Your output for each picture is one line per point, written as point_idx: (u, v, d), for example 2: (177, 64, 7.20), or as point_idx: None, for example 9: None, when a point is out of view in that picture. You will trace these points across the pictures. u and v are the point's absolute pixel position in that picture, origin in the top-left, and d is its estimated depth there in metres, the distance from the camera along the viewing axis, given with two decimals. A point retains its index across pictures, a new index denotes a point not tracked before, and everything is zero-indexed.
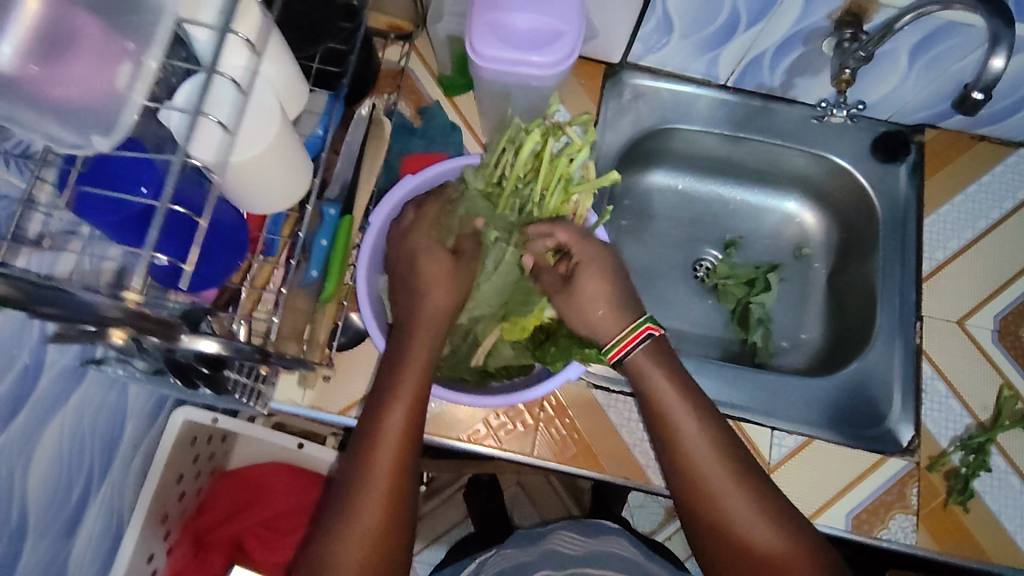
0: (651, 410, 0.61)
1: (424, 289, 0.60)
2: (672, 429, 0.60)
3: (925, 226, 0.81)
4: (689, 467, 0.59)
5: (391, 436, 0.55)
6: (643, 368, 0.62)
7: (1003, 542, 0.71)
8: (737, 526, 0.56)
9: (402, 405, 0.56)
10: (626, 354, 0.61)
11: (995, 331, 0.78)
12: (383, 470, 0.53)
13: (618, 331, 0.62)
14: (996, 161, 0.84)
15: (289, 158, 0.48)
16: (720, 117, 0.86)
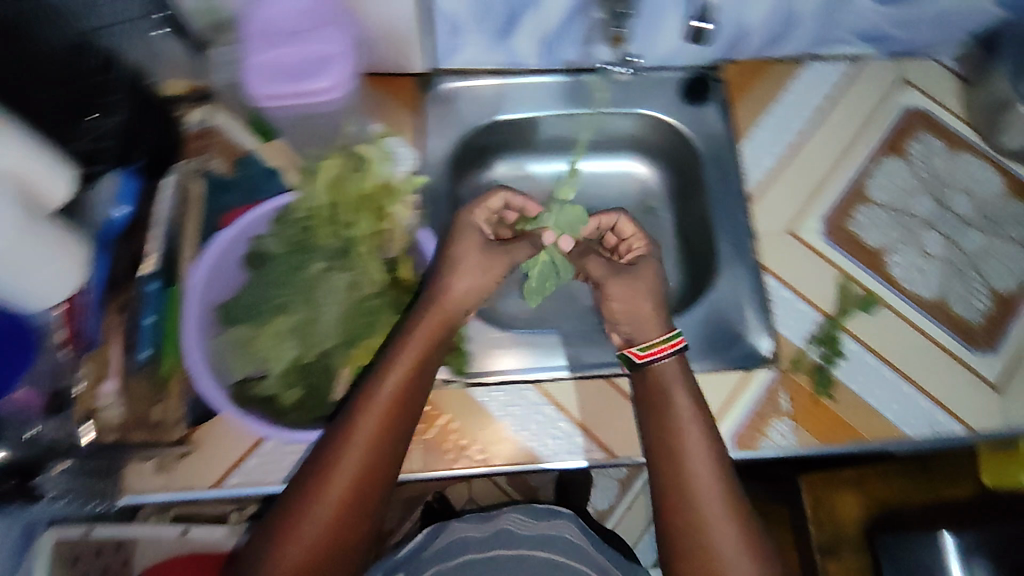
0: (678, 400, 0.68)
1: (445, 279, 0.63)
2: (694, 413, 0.68)
3: (742, 152, 0.86)
4: (694, 441, 0.66)
5: (356, 454, 0.56)
6: (672, 370, 0.70)
7: (873, 419, 0.76)
8: (711, 497, 0.63)
9: (372, 417, 0.57)
10: (661, 357, 0.71)
11: (823, 230, 0.83)
12: (342, 478, 0.56)
13: (657, 334, 0.73)
14: (793, 77, 0.90)
15: (44, 242, 0.58)
16: (536, 97, 0.88)
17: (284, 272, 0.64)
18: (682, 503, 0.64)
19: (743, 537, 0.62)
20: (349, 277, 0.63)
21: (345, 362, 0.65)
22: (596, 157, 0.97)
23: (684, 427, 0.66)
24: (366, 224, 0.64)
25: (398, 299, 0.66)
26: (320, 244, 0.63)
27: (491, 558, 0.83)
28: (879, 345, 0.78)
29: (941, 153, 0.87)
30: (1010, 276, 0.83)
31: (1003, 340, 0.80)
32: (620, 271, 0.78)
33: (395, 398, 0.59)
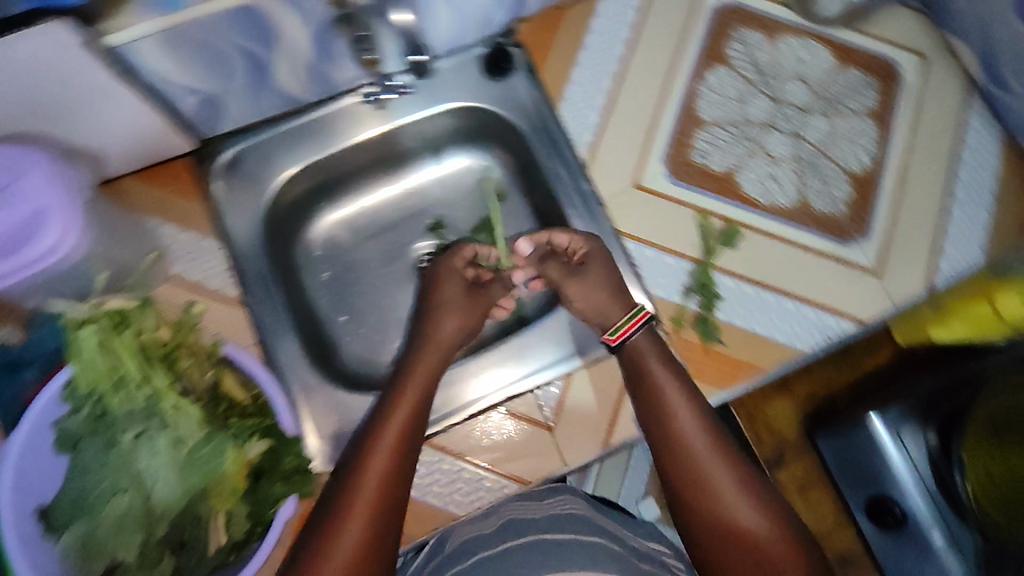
0: (658, 373, 0.67)
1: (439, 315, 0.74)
2: (680, 390, 0.67)
3: (562, 116, 0.80)
4: (687, 416, 0.66)
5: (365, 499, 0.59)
6: (646, 346, 0.69)
7: (768, 347, 0.74)
8: (724, 471, 0.64)
9: (367, 488, 0.59)
10: (628, 338, 0.69)
11: (667, 172, 0.79)
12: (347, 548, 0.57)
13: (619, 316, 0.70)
14: (592, 14, 0.83)
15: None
16: (335, 129, 0.79)
17: (100, 456, 0.56)
18: (679, 461, 0.65)
19: (747, 490, 0.64)
20: (172, 437, 0.56)
21: (209, 513, 0.58)
22: (427, 161, 0.88)
23: (674, 404, 0.66)
24: (160, 374, 0.56)
25: (237, 430, 0.58)
26: (125, 412, 0.56)
27: (525, 546, 0.66)
28: (753, 271, 0.76)
29: (762, 45, 0.83)
30: (862, 153, 0.80)
31: (872, 221, 0.78)
32: (569, 274, 0.74)
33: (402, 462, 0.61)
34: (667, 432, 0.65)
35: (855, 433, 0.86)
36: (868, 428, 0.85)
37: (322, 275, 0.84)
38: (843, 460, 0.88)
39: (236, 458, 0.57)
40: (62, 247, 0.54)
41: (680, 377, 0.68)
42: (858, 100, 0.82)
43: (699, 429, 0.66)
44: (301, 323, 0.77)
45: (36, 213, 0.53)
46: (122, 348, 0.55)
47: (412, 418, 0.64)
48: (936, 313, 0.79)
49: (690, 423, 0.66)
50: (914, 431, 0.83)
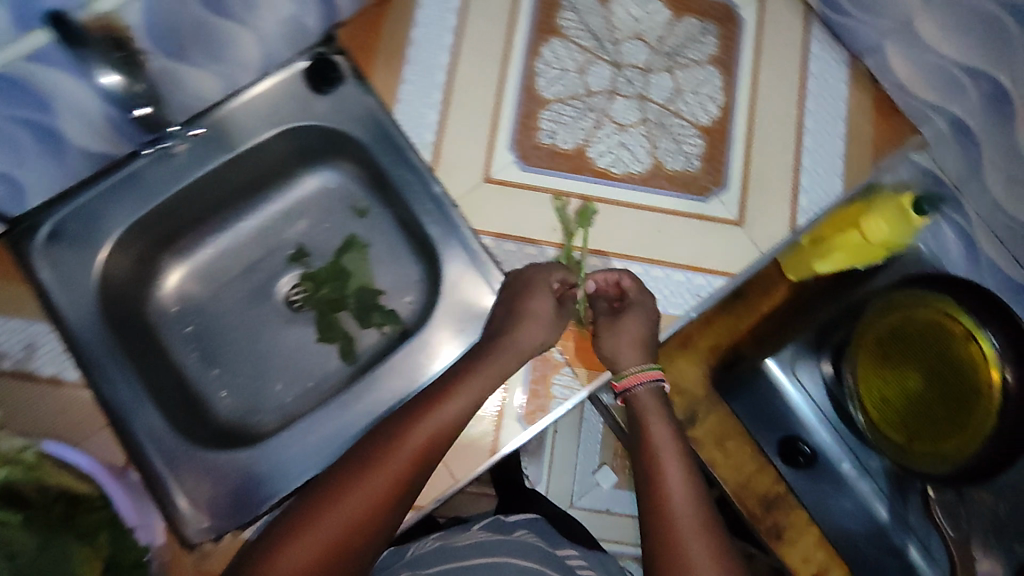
0: (656, 430, 0.66)
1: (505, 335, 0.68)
2: (676, 452, 0.64)
3: (398, 120, 0.76)
4: (675, 474, 0.62)
5: None
6: (653, 402, 0.68)
7: None
8: (694, 527, 0.58)
9: (351, 505, 0.58)
10: (635, 386, 0.68)
11: (516, 159, 0.76)
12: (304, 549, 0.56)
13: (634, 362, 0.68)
14: (412, 7, 0.78)
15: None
16: (161, 178, 0.74)
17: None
18: (652, 479, 0.62)
19: (717, 559, 0.56)
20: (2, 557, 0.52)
21: None
22: (275, 189, 0.83)
23: (665, 462, 0.63)
24: None
25: (79, 528, 0.56)
26: None
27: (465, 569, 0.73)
28: (618, 246, 0.74)
29: (594, 9, 0.80)
30: (708, 104, 0.78)
31: (728, 172, 0.77)
32: (607, 316, 0.71)
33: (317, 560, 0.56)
34: (644, 450, 0.65)
35: (756, 382, 0.89)
36: (767, 376, 0.88)
37: (185, 330, 0.80)
38: (756, 416, 0.89)
39: (85, 556, 0.55)
40: None
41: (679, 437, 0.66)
42: (699, 48, 0.80)
43: (684, 489, 0.61)
44: (163, 387, 0.73)
45: None
46: None
47: (383, 503, 0.59)
48: (817, 248, 0.80)
49: (670, 456, 0.64)
50: (811, 369, 0.86)
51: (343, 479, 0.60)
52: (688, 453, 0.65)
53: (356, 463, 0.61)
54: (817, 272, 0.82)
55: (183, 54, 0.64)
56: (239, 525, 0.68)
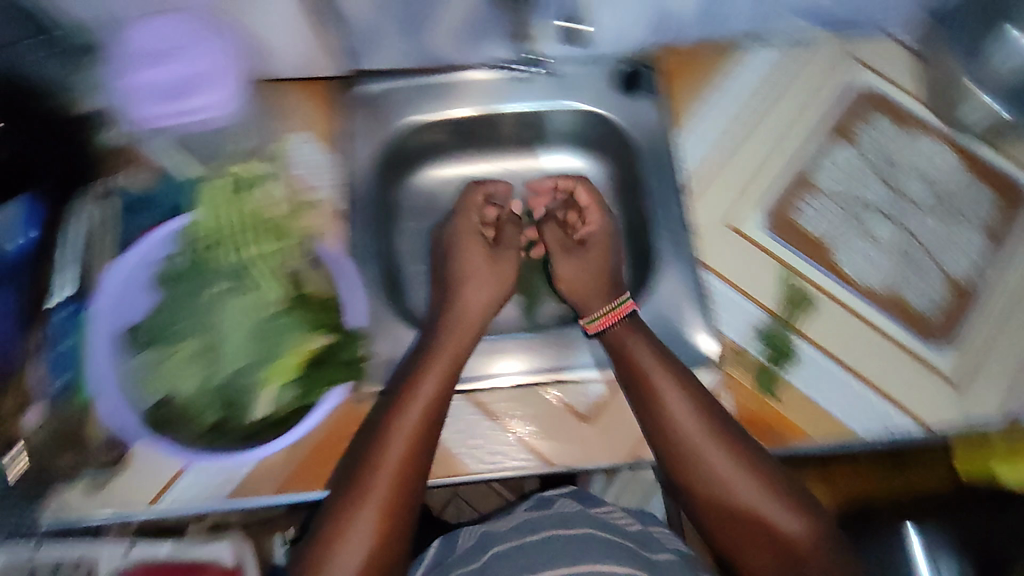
0: (661, 384, 0.70)
1: (466, 283, 0.76)
2: (682, 396, 0.69)
3: (681, 141, 0.83)
4: (688, 413, 0.69)
5: (387, 472, 0.62)
6: (632, 335, 0.73)
7: (822, 418, 0.73)
8: (744, 474, 0.67)
9: (385, 476, 0.61)
10: (612, 325, 0.74)
11: (765, 222, 0.80)
12: (375, 503, 0.61)
13: (598, 308, 0.76)
14: (735, 61, 0.86)
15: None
16: (458, 97, 0.86)
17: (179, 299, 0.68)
18: (665, 431, 0.69)
19: (763, 485, 0.67)
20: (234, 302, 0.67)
21: (260, 382, 0.66)
22: (536, 152, 0.94)
23: (671, 414, 0.69)
24: (252, 247, 0.69)
25: (303, 317, 0.68)
26: (219, 268, 0.68)
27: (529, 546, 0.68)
28: (828, 342, 0.75)
29: (892, 135, 0.84)
30: (963, 260, 0.79)
31: (960, 331, 0.76)
32: (565, 244, 0.84)
33: (409, 446, 0.62)
34: (648, 400, 0.70)
35: (891, 549, 0.82)
36: (907, 552, 0.81)
37: (415, 222, 0.90)
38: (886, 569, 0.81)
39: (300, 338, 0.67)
40: (205, 114, 0.76)
41: (689, 391, 0.70)
42: (979, 211, 0.81)
43: (704, 430, 0.69)
44: (383, 255, 0.83)
45: (193, 81, 0.75)
46: (237, 208, 0.69)
47: (449, 377, 0.67)
48: (1007, 450, 0.73)
49: (687, 414, 0.69)
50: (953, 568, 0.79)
51: (411, 379, 0.66)
52: (701, 395, 0.70)
53: (378, 427, 0.64)
54: (995, 476, 0.74)
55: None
56: None
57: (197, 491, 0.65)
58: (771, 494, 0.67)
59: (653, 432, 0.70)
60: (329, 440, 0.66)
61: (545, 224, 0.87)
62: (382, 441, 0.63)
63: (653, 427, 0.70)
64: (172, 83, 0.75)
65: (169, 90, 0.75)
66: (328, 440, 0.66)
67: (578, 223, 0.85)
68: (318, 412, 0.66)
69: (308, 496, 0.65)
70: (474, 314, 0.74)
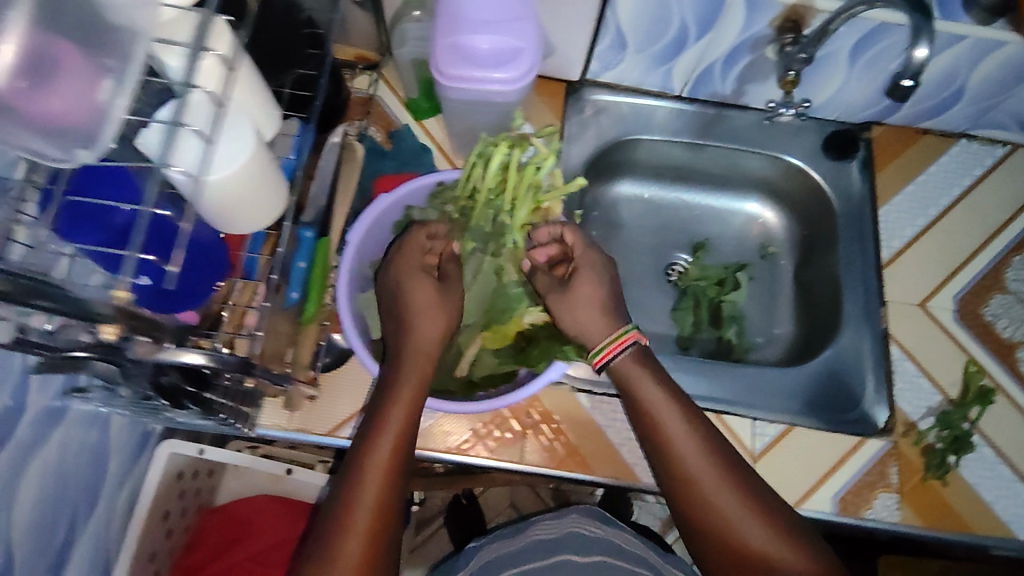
0: (656, 408, 0.61)
1: (413, 315, 0.62)
2: (684, 424, 0.61)
3: (881, 216, 0.85)
4: (686, 438, 0.60)
5: (364, 506, 0.54)
6: (638, 368, 0.63)
7: (986, 516, 0.73)
8: (757, 525, 0.57)
9: (382, 468, 0.56)
10: (612, 358, 0.63)
11: (955, 310, 0.81)
12: (371, 495, 0.55)
13: (603, 338, 0.64)
14: (942, 151, 0.89)
15: (270, 176, 0.50)
16: (676, 125, 0.89)
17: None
18: (671, 471, 0.60)
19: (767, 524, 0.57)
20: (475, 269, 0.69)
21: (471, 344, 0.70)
22: (724, 193, 0.97)
23: (679, 448, 0.60)
24: (519, 214, 0.69)
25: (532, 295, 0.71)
26: (474, 229, 0.69)
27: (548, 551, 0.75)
28: (1003, 443, 0.75)
29: None
30: None
31: None
32: (555, 288, 0.66)
33: (385, 478, 0.56)
34: (651, 428, 0.61)
35: None
36: None
37: (596, 230, 0.94)
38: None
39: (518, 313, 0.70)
40: (502, 87, 0.66)
41: (673, 405, 0.62)
42: None
43: (705, 465, 0.59)
44: None
45: (508, 55, 0.64)
46: (510, 180, 0.69)
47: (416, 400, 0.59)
48: None
49: (693, 448, 0.59)
50: None
51: (382, 397, 0.59)
52: (701, 420, 0.62)
53: (374, 407, 0.59)
54: None
55: (826, 55, 0.77)
56: (575, 384, 0.75)
57: None
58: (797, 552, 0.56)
59: (659, 468, 0.61)
60: (520, 406, 0.74)
61: (533, 273, 0.69)
62: (366, 453, 0.56)
63: (661, 462, 0.61)
64: (485, 55, 0.64)
65: (480, 59, 0.64)
66: (520, 406, 0.74)
67: (568, 265, 0.68)
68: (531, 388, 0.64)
69: (460, 460, 0.71)
70: (442, 323, 0.63)
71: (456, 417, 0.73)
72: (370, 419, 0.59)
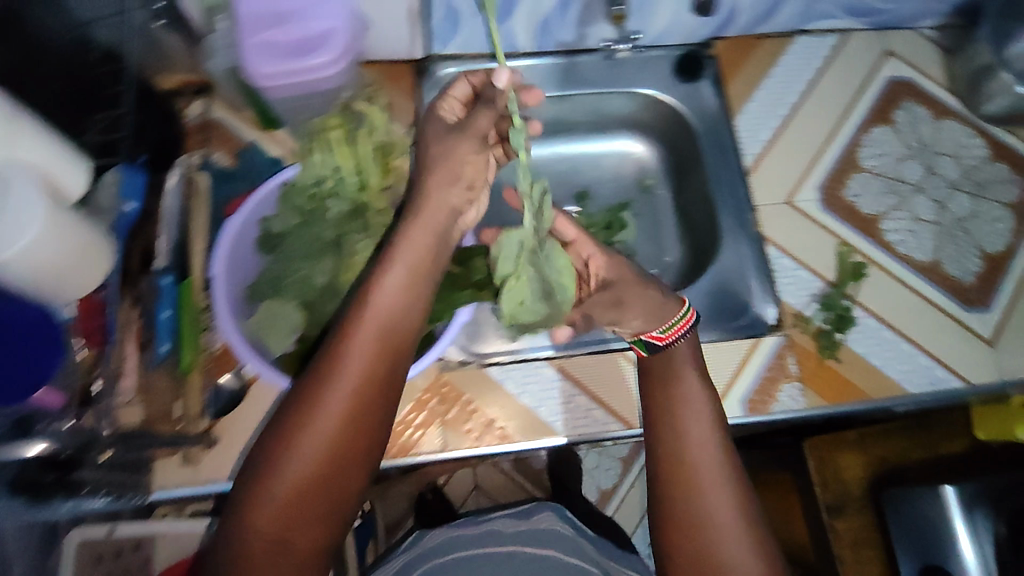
0: (686, 385, 0.66)
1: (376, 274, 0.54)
2: (703, 397, 0.66)
3: (737, 126, 0.88)
4: (704, 415, 0.64)
5: (284, 487, 0.49)
6: (683, 354, 0.69)
7: (878, 378, 0.78)
8: (725, 505, 0.60)
9: (296, 478, 0.49)
10: (676, 339, 0.69)
11: (819, 199, 0.85)
12: (294, 478, 0.49)
13: (675, 315, 0.69)
14: (781, 51, 0.92)
15: (82, 232, 0.54)
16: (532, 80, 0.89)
17: (303, 246, 0.63)
18: (671, 432, 0.64)
19: (736, 505, 0.60)
20: (342, 258, 0.63)
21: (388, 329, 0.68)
22: (592, 136, 0.98)
23: (691, 419, 0.64)
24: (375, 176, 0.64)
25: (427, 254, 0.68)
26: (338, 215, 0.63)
27: (509, 556, 0.80)
28: (884, 312, 0.81)
29: (927, 120, 0.91)
30: (998, 237, 0.86)
31: (995, 297, 0.83)
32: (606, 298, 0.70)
33: (316, 467, 0.49)
34: (672, 396, 0.66)
35: (934, 536, 0.87)
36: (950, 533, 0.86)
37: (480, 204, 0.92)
38: (920, 548, 0.87)
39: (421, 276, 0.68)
40: (321, 73, 0.63)
41: (707, 393, 0.66)
42: (1005, 193, 0.88)
43: (708, 438, 0.63)
44: None
45: (319, 38, 0.62)
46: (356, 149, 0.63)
47: (368, 395, 0.52)
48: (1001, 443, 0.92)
49: (706, 423, 0.64)
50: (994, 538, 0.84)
51: (316, 378, 0.51)
52: (718, 408, 0.66)
53: (290, 409, 0.51)
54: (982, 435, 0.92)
55: None
56: (480, 361, 0.76)
57: None
58: (748, 542, 0.59)
59: (653, 428, 0.65)
60: (427, 397, 0.74)
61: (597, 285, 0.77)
62: (301, 437, 0.50)
63: (658, 422, 0.65)
64: (296, 44, 0.62)
65: (291, 50, 0.62)
66: (427, 397, 0.73)
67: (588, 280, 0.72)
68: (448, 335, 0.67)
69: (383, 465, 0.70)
70: (440, 212, 0.56)
71: None
72: (300, 397, 0.51)
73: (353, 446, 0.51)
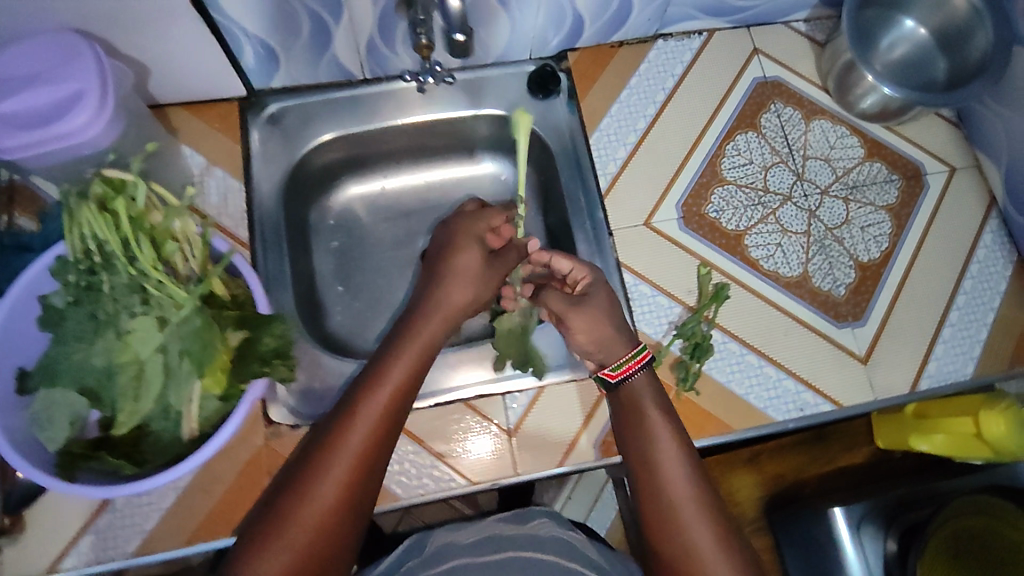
0: (655, 422, 0.63)
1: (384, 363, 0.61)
2: (671, 432, 0.63)
3: (592, 144, 0.83)
4: (677, 456, 0.61)
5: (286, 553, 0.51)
6: (647, 390, 0.66)
7: (740, 408, 0.74)
8: (714, 542, 0.57)
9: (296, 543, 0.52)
10: (629, 375, 0.67)
11: (679, 218, 0.81)
12: (296, 544, 0.52)
13: (620, 356, 0.68)
14: (640, 59, 0.87)
15: None
16: (372, 109, 0.83)
17: (80, 326, 0.58)
18: (651, 472, 0.61)
19: (722, 542, 0.57)
20: (117, 337, 0.59)
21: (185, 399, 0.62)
22: (456, 160, 0.91)
23: (667, 459, 0.61)
24: (145, 252, 0.58)
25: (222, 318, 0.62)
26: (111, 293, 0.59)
27: (506, 560, 0.59)
28: (748, 336, 0.76)
29: (798, 123, 0.86)
30: (873, 244, 0.81)
31: (870, 311, 0.79)
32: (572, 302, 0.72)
33: (319, 532, 0.53)
34: (644, 435, 0.63)
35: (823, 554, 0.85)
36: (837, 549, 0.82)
37: (332, 242, 0.87)
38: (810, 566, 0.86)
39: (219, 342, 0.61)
40: (83, 135, 0.58)
41: (680, 435, 0.63)
42: (881, 195, 0.83)
43: (687, 476, 0.60)
44: (302, 279, 0.81)
45: (72, 99, 0.58)
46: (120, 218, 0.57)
47: (366, 464, 0.56)
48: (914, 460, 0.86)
49: (682, 462, 0.61)
50: (878, 550, 0.81)
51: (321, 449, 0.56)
52: (689, 443, 0.64)
53: (296, 475, 0.55)
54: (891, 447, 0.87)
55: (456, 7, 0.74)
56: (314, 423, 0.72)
57: (107, 547, 0.67)
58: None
59: (635, 472, 0.62)
60: (252, 469, 0.70)
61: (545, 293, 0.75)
62: (304, 502, 0.53)
63: (638, 463, 0.62)
64: (46, 109, 0.58)
65: (41, 116, 0.57)
66: (251, 469, 0.70)
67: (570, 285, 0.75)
68: (240, 411, 0.62)
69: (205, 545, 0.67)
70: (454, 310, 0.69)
71: (183, 505, 0.68)
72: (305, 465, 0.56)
73: (354, 509, 0.55)
